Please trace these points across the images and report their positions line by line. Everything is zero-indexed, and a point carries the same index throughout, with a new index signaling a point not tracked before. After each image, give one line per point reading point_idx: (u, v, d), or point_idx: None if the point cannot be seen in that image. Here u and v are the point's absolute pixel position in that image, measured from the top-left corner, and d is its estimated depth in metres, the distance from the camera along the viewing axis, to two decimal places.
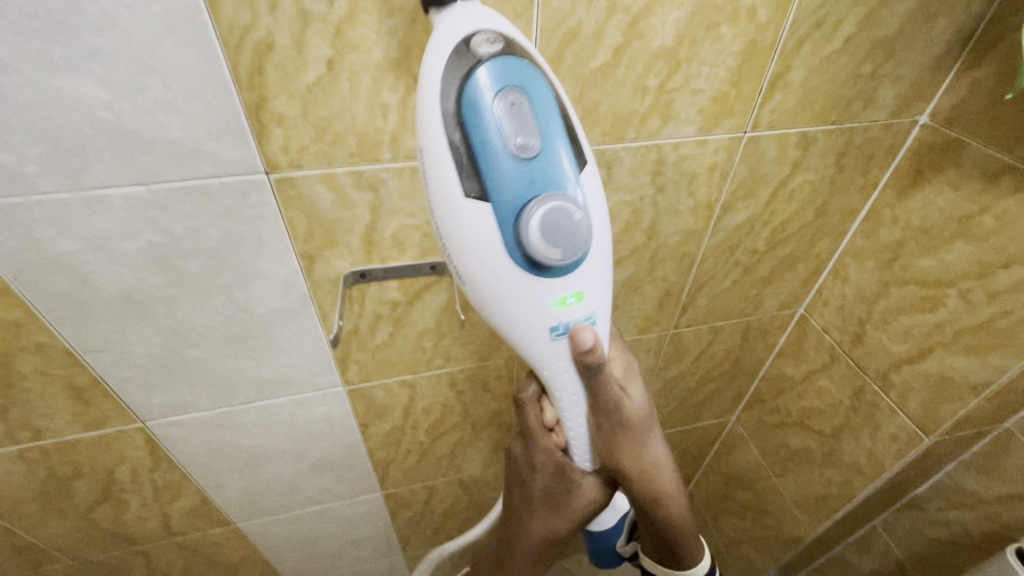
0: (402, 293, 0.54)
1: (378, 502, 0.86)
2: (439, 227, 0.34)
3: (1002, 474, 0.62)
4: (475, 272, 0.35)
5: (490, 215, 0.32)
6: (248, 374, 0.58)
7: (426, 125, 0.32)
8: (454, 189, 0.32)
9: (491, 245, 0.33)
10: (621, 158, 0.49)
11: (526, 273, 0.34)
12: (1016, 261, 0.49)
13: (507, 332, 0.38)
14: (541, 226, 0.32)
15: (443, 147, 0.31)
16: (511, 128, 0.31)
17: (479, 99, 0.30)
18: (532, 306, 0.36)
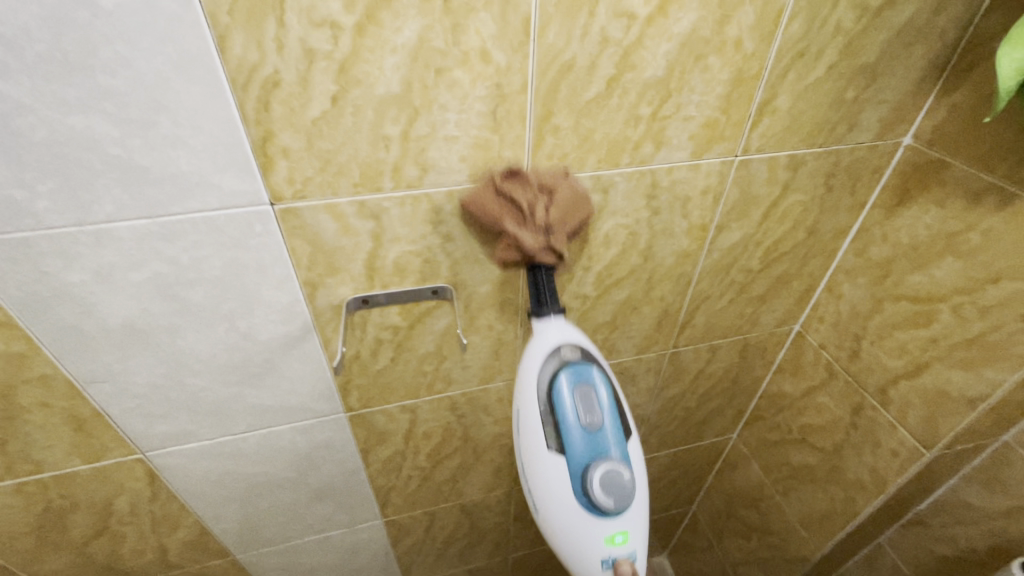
0: (403, 318, 0.55)
1: (378, 529, 0.85)
2: (527, 466, 0.49)
3: (1004, 487, 0.62)
4: (549, 502, 0.48)
5: (564, 469, 0.46)
6: (250, 402, 0.58)
7: (526, 396, 0.48)
8: (540, 439, 0.47)
9: (563, 491, 0.46)
10: (616, 183, 0.51)
11: (586, 512, 0.47)
12: (1004, 275, 0.50)
13: (568, 551, 0.49)
14: (600, 483, 0.45)
15: (536, 412, 0.47)
16: (585, 408, 0.46)
17: (565, 387, 0.46)
18: (589, 536, 0.47)
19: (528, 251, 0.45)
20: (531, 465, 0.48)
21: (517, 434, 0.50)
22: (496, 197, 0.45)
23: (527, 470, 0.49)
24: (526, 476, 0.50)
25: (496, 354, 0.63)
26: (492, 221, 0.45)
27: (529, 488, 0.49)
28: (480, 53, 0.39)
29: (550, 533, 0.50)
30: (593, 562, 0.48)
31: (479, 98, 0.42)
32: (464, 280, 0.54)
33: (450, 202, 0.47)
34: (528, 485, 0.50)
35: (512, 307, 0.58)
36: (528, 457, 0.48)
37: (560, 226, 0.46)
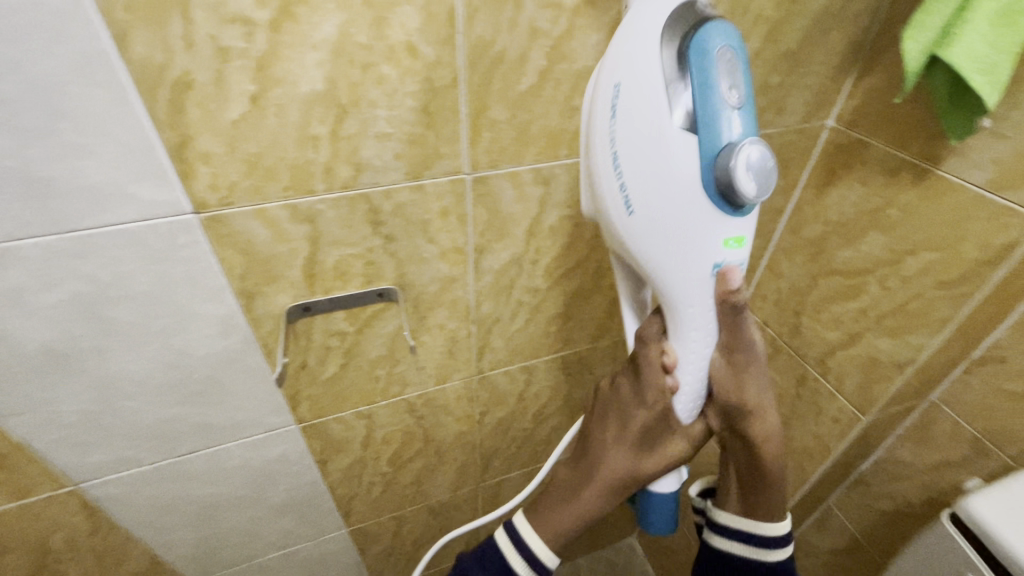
0: (350, 323, 0.53)
1: (345, 539, 0.83)
2: (623, 153, 0.34)
3: (933, 443, 0.66)
4: (663, 206, 0.35)
5: (696, 154, 0.33)
6: (193, 421, 0.55)
7: (641, 63, 0.33)
8: (666, 114, 0.33)
9: (689, 177, 0.34)
10: (557, 175, 0.51)
11: (711, 207, 0.35)
12: (921, 247, 0.53)
13: (670, 268, 0.37)
14: (749, 164, 0.33)
15: (659, 80, 0.33)
16: (731, 76, 0.33)
17: (710, 47, 0.32)
18: (704, 241, 0.36)
19: None
20: (639, 149, 0.34)
21: (616, 126, 0.35)
22: None
23: (625, 167, 0.35)
24: (620, 178, 0.35)
25: (451, 353, 0.62)
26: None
27: (624, 186, 0.35)
28: (406, 48, 0.38)
29: (640, 256, 0.38)
30: (704, 274, 0.37)
31: (410, 94, 0.41)
32: (411, 281, 0.53)
33: (388, 202, 0.46)
34: (612, 192, 0.36)
35: (463, 304, 0.58)
36: (634, 143, 0.34)
37: None
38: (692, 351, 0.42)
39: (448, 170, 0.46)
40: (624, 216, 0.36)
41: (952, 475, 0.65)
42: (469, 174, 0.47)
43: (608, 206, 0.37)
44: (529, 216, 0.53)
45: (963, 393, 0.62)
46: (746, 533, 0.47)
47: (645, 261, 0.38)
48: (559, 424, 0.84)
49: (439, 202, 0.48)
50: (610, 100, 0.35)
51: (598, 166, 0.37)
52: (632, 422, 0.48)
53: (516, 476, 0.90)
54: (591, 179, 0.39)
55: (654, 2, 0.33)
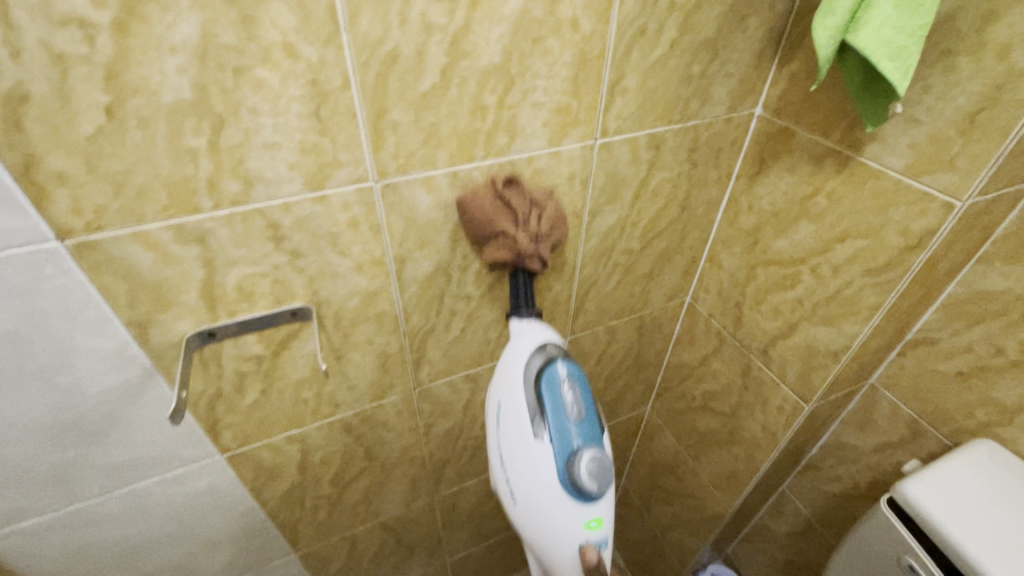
0: (264, 346, 0.50)
1: (295, 564, 0.79)
2: (501, 446, 0.48)
3: (874, 426, 0.67)
4: (533, 493, 0.46)
5: (551, 453, 0.45)
6: (98, 462, 0.50)
7: (512, 390, 0.47)
8: (527, 425, 0.46)
9: (546, 470, 0.45)
10: (475, 178, 0.48)
11: (566, 493, 0.45)
12: (849, 235, 0.53)
13: (548, 544, 0.47)
14: (586, 467, 0.44)
15: (521, 403, 0.46)
16: (574, 399, 0.46)
17: (555, 377, 0.46)
18: (570, 521, 0.46)
19: (503, 252, 0.48)
20: (511, 450, 0.47)
21: (497, 430, 0.48)
22: (494, 201, 0.48)
23: (505, 462, 0.47)
24: (504, 470, 0.48)
25: (383, 368, 0.59)
26: (479, 232, 0.49)
27: (503, 470, 0.48)
28: (283, 48, 0.35)
29: (521, 521, 0.48)
30: (565, 544, 0.46)
31: (295, 98, 0.37)
32: (327, 297, 0.49)
33: (288, 215, 0.42)
34: (499, 471, 0.49)
35: (390, 317, 0.55)
36: (508, 443, 0.47)
37: (536, 241, 0.49)
38: None
39: (351, 177, 0.43)
40: (510, 503, 0.48)
41: (894, 455, 0.66)
42: (377, 181, 0.44)
43: (499, 492, 0.49)
44: (449, 222, 0.50)
45: (899, 375, 0.62)
46: None
47: (532, 535, 0.48)
48: None
49: (347, 212, 0.45)
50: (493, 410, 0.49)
51: (493, 460, 0.50)
52: None
53: (472, 484, 0.88)
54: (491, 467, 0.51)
55: (519, 344, 0.49)
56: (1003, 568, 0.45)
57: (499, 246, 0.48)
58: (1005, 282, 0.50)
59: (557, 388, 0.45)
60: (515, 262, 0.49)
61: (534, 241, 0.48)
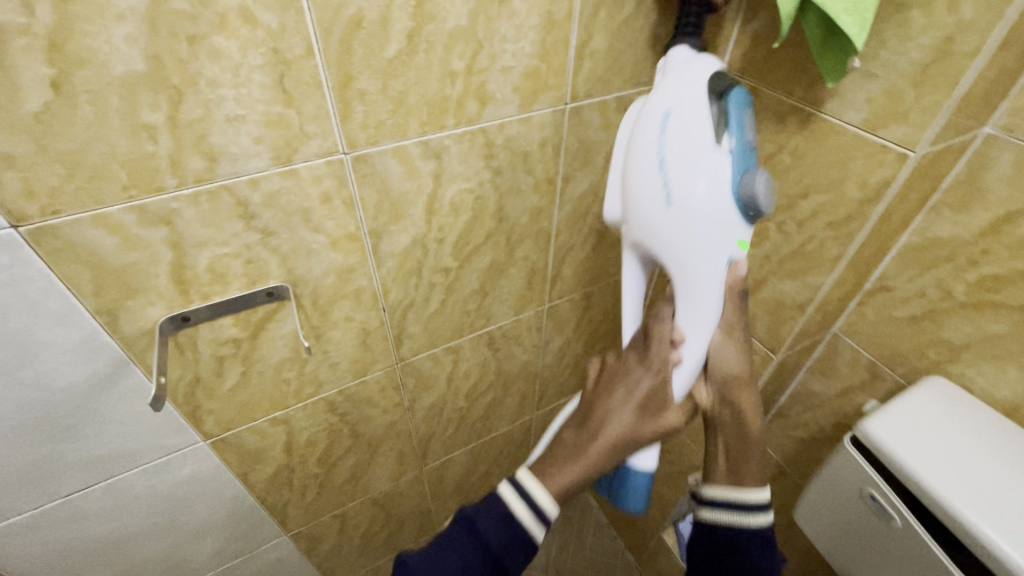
0: (240, 328, 0.49)
1: (286, 546, 0.80)
2: (659, 157, 0.40)
3: (836, 371, 0.71)
4: (699, 203, 0.39)
5: (733, 168, 0.39)
6: (75, 456, 0.49)
7: (688, 96, 0.40)
8: (709, 130, 0.39)
9: (725, 181, 0.39)
10: (448, 146, 0.48)
11: (740, 212, 0.40)
12: (811, 190, 0.55)
13: (692, 258, 0.42)
14: (766, 184, 0.40)
15: (704, 108, 0.39)
16: (752, 123, 0.41)
17: (745, 97, 0.40)
18: (726, 240, 0.41)
19: None
20: (682, 155, 0.39)
21: (663, 135, 0.40)
22: None
23: (669, 166, 0.40)
24: (664, 175, 0.40)
25: (364, 345, 0.59)
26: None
27: (662, 184, 0.40)
28: (240, 14, 0.33)
29: (670, 239, 0.42)
30: (720, 262, 0.42)
31: (257, 68, 0.36)
32: (302, 276, 0.49)
33: (257, 192, 0.41)
34: (652, 186, 0.41)
35: (367, 294, 0.54)
36: (681, 149, 0.39)
37: None
38: (698, 327, 0.45)
39: (321, 150, 0.42)
40: (662, 206, 0.41)
41: (855, 397, 0.70)
42: (346, 153, 0.43)
43: (648, 199, 0.42)
44: (423, 193, 0.50)
45: (859, 323, 0.66)
46: (731, 502, 0.47)
47: (677, 248, 0.42)
48: (495, 399, 0.83)
49: (317, 186, 0.44)
50: (658, 117, 0.41)
51: (640, 166, 0.42)
52: (630, 394, 0.48)
53: (459, 455, 0.90)
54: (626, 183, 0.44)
55: (698, 62, 0.41)
56: (947, 483, 0.50)
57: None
58: (953, 229, 0.53)
59: (746, 103, 0.39)
60: None
61: None
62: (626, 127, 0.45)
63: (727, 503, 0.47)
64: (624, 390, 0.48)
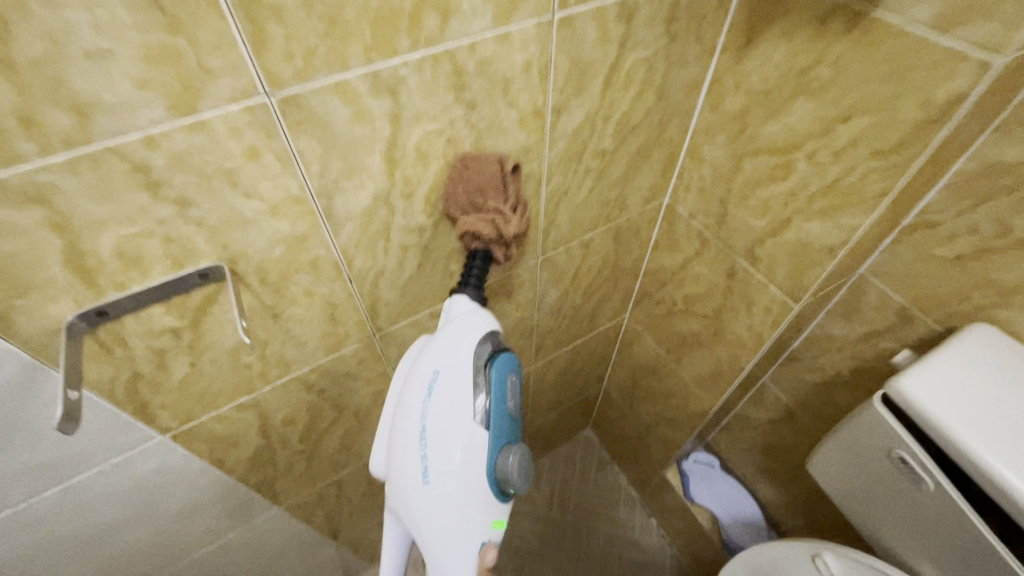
0: (177, 316, 0.41)
1: (283, 515, 0.77)
2: (417, 429, 0.43)
3: (859, 315, 0.65)
4: (453, 479, 0.43)
5: (486, 443, 0.45)
6: (11, 468, 0.43)
7: (456, 362, 0.45)
8: (467, 405, 0.44)
9: (478, 455, 0.44)
10: (404, 78, 0.37)
11: (489, 483, 0.45)
12: (854, 113, 0.45)
13: (447, 537, 0.44)
14: (516, 464, 0.46)
15: (466, 380, 0.45)
16: (511, 395, 0.48)
17: (504, 373, 0.47)
18: (479, 510, 0.45)
19: (474, 228, 0.47)
20: (442, 432, 0.43)
21: (425, 405, 0.43)
22: (492, 176, 0.46)
23: (429, 439, 0.43)
24: (423, 445, 0.43)
25: (334, 320, 0.52)
26: (468, 197, 0.47)
27: (421, 455, 0.43)
28: None
29: (422, 507, 0.43)
30: (471, 535, 0.45)
31: None
32: (242, 251, 0.40)
33: (157, 153, 0.32)
34: (413, 455, 0.43)
35: (328, 264, 0.46)
36: (439, 423, 0.43)
37: (511, 233, 0.48)
38: None
39: (234, 93, 0.32)
40: (420, 480, 0.43)
41: (879, 342, 0.65)
42: (270, 94, 0.33)
43: (405, 474, 0.43)
44: (380, 140, 0.40)
45: (891, 263, 0.59)
46: None
47: (435, 529, 0.43)
48: None
49: (238, 140, 0.34)
50: (423, 384, 0.44)
51: (402, 439, 0.44)
52: None
53: None
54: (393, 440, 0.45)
55: (464, 328, 0.47)
56: (989, 445, 0.45)
57: (483, 217, 0.47)
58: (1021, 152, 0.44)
59: (504, 381, 0.46)
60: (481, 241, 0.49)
61: (512, 232, 0.48)
62: (395, 389, 0.47)
63: None
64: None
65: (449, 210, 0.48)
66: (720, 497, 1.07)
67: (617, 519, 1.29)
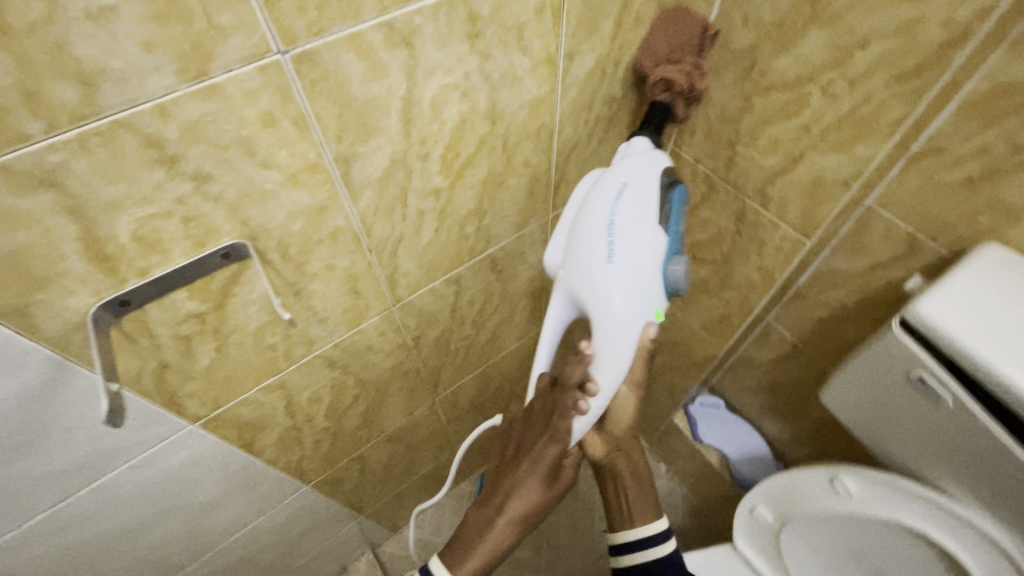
0: (199, 301, 0.39)
1: (309, 494, 0.77)
2: (607, 214, 0.46)
3: (866, 248, 0.66)
4: (634, 263, 0.45)
5: (664, 241, 0.47)
6: (44, 471, 0.42)
7: (643, 171, 0.48)
8: (651, 207, 0.47)
9: (656, 248, 0.46)
10: (419, 27, 0.35)
11: (661, 279, 0.48)
12: (872, 38, 0.45)
13: (621, 314, 0.46)
14: (685, 269, 0.48)
15: (652, 186, 0.48)
16: (682, 219, 0.50)
17: (681, 196, 0.49)
18: (651, 300, 0.48)
19: (676, 76, 0.52)
20: (629, 222, 0.46)
21: (616, 200, 0.47)
22: (690, 31, 0.53)
23: (617, 225, 0.46)
24: (609, 230, 0.46)
25: (355, 293, 0.51)
26: (667, 49, 0.52)
27: (609, 233, 0.46)
28: None
29: (604, 281, 0.46)
30: (639, 317, 0.47)
31: None
32: (261, 226, 0.38)
33: (170, 124, 0.29)
34: (600, 234, 0.46)
35: (347, 235, 0.44)
36: (628, 215, 0.46)
37: (699, 84, 0.55)
38: (611, 376, 0.49)
39: (247, 52, 0.29)
40: (604, 258, 0.45)
41: (886, 272, 0.66)
42: (284, 53, 0.31)
43: (591, 251, 0.46)
44: (396, 98, 0.38)
45: (899, 192, 0.59)
46: (644, 539, 0.56)
47: (610, 303, 0.46)
48: (502, 322, 0.77)
49: (253, 105, 0.32)
50: (614, 186, 0.48)
51: (590, 222, 0.47)
52: (543, 457, 0.54)
53: (471, 380, 0.86)
54: (578, 229, 0.48)
55: (652, 157, 0.51)
56: (1005, 357, 0.46)
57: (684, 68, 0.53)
58: None
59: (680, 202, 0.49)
60: (672, 94, 0.54)
61: (699, 83, 0.55)
62: (582, 195, 0.52)
63: (643, 544, 0.56)
64: (539, 452, 0.54)
65: (644, 63, 0.52)
66: (727, 437, 1.10)
67: None
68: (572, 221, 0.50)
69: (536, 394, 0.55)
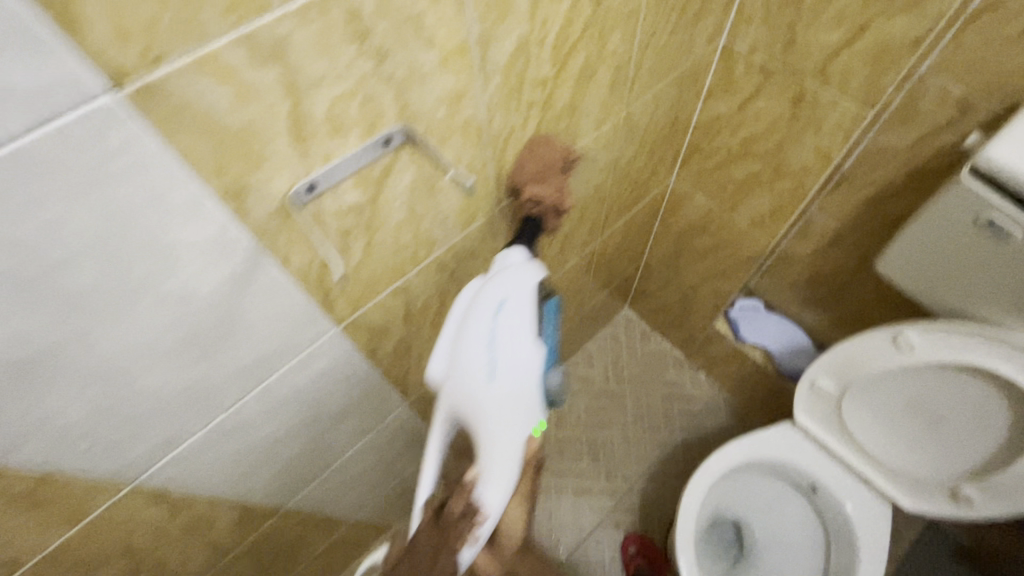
0: (362, 191, 0.42)
1: (407, 413, 0.83)
2: (484, 337, 0.46)
3: (917, 120, 0.66)
4: (514, 381, 0.46)
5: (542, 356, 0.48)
6: (228, 369, 0.46)
7: (520, 287, 0.48)
8: (526, 323, 0.48)
9: (533, 367, 0.47)
10: None
11: (539, 394, 0.49)
12: None
13: (507, 430, 0.46)
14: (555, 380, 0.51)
15: (528, 304, 0.48)
16: (546, 334, 0.53)
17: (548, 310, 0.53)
18: (533, 414, 0.48)
19: (541, 195, 0.53)
20: (506, 341, 0.46)
21: (494, 319, 0.46)
22: (556, 158, 0.54)
23: (497, 344, 0.46)
24: (490, 350, 0.46)
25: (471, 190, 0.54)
26: (535, 171, 0.54)
27: (489, 357, 0.45)
28: None
29: (485, 404, 0.45)
30: (523, 433, 0.47)
31: None
32: (416, 111, 0.41)
33: None
34: (482, 357, 0.45)
35: (475, 125, 0.47)
36: (504, 336, 0.46)
37: (566, 203, 0.55)
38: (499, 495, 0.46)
39: None
40: (486, 379, 0.45)
41: (943, 137, 0.66)
42: None
43: (473, 372, 0.45)
44: None
45: None
46: None
47: (499, 420, 0.45)
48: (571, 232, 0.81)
49: None
50: (491, 303, 0.47)
51: (471, 340, 0.46)
52: None
53: None
54: (461, 349, 0.46)
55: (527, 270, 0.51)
56: None
57: (552, 189, 0.54)
58: None
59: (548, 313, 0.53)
60: (540, 211, 0.55)
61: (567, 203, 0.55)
62: (463, 301, 0.49)
63: None
64: None
65: (517, 178, 0.55)
66: (767, 333, 1.16)
67: (670, 381, 1.40)
68: (453, 335, 0.49)
69: (419, 525, 0.47)
